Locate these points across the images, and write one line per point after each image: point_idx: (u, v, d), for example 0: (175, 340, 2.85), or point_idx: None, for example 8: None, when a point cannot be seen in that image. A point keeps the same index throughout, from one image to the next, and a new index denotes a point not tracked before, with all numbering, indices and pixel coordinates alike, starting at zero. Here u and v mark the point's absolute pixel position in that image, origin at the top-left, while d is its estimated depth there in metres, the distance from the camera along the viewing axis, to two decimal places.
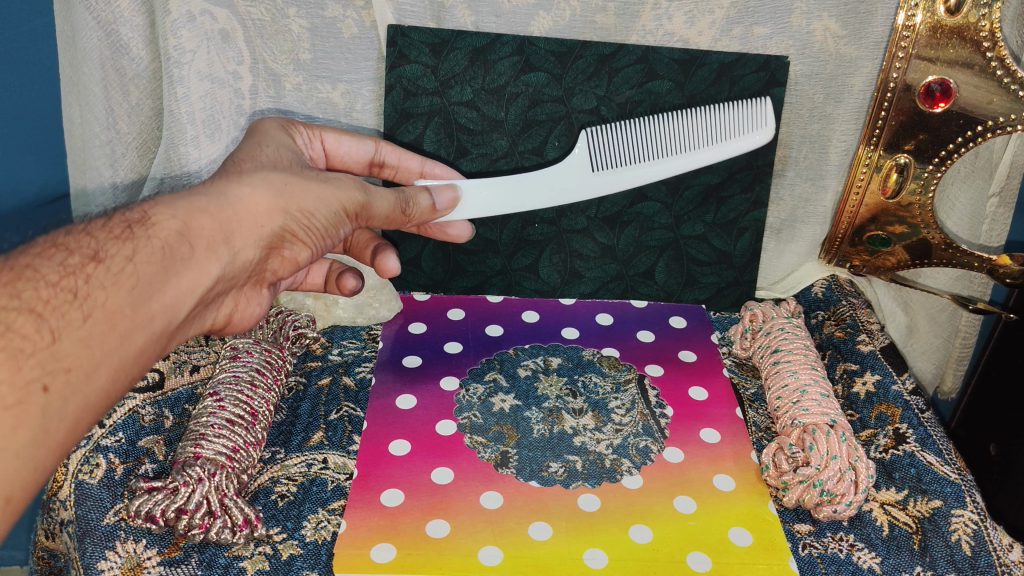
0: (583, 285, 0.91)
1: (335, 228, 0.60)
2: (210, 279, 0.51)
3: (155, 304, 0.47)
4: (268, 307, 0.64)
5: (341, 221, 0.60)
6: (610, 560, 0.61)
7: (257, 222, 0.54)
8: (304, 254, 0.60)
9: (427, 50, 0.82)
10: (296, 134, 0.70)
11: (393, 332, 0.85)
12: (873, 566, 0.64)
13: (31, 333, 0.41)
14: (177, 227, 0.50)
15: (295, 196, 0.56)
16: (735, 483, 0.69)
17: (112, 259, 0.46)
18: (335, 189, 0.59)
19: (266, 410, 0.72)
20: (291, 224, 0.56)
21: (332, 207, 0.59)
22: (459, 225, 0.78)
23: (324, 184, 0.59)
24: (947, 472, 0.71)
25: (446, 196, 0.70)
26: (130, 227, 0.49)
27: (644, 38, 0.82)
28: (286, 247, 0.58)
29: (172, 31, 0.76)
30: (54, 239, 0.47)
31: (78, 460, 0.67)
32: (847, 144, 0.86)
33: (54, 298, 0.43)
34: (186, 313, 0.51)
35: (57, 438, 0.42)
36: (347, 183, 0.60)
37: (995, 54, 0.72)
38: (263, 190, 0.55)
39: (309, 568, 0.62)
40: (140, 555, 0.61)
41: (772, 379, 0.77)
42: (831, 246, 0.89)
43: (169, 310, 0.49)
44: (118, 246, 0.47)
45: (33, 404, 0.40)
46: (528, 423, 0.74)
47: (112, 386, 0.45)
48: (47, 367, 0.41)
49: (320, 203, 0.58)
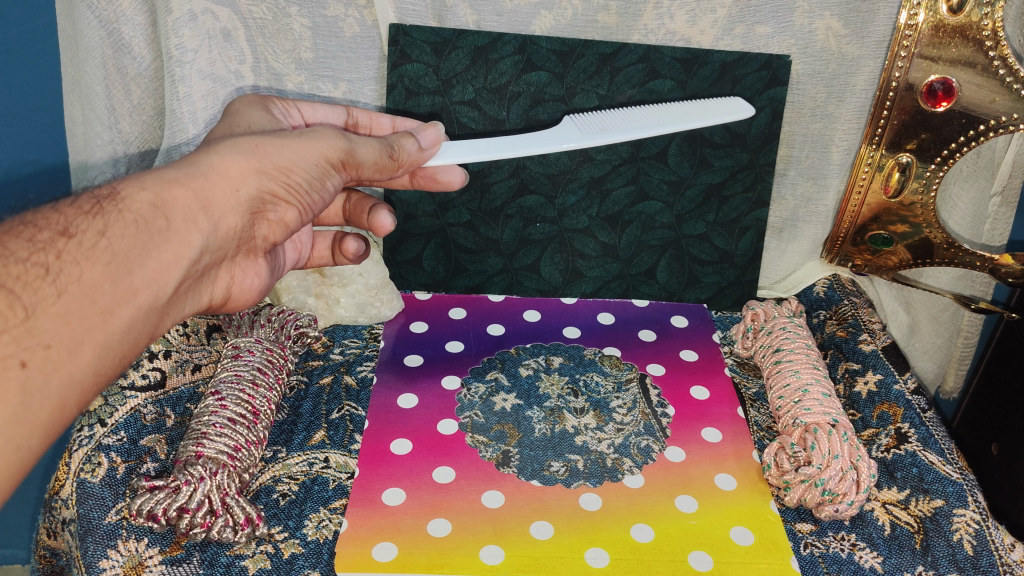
0: (585, 285, 0.91)
1: (319, 185, 0.58)
2: (193, 250, 0.50)
3: (137, 279, 0.47)
4: (268, 279, 0.62)
5: (324, 176, 0.58)
6: (611, 559, 0.61)
7: (228, 188, 0.53)
8: (291, 214, 0.58)
9: (429, 50, 0.82)
10: (272, 106, 0.68)
11: (395, 331, 0.85)
12: (875, 566, 0.64)
13: (4, 309, 0.42)
14: (149, 200, 0.49)
15: (269, 154, 0.55)
16: (736, 483, 0.69)
17: (82, 234, 0.46)
18: (311, 142, 0.57)
19: (268, 409, 0.72)
20: (269, 183, 0.54)
21: (306, 159, 0.57)
22: (451, 171, 0.73)
23: (296, 138, 0.57)
24: (949, 471, 0.71)
25: (429, 135, 0.64)
26: (99, 203, 0.48)
27: (646, 37, 0.82)
28: (270, 210, 0.56)
29: (174, 30, 0.77)
30: (22, 217, 0.47)
31: (81, 458, 0.67)
32: (849, 143, 0.86)
33: (26, 274, 0.43)
34: (173, 288, 0.50)
35: (40, 417, 0.42)
36: (324, 134, 0.58)
37: (997, 53, 0.72)
38: (233, 161, 0.53)
39: (311, 566, 0.62)
40: (141, 553, 0.61)
41: (772, 378, 0.77)
42: (834, 245, 0.90)
43: (154, 283, 0.48)
44: (88, 222, 0.47)
45: (10, 379, 0.41)
46: (529, 422, 0.74)
47: (99, 363, 0.45)
48: (23, 344, 0.42)
49: (294, 156, 0.56)
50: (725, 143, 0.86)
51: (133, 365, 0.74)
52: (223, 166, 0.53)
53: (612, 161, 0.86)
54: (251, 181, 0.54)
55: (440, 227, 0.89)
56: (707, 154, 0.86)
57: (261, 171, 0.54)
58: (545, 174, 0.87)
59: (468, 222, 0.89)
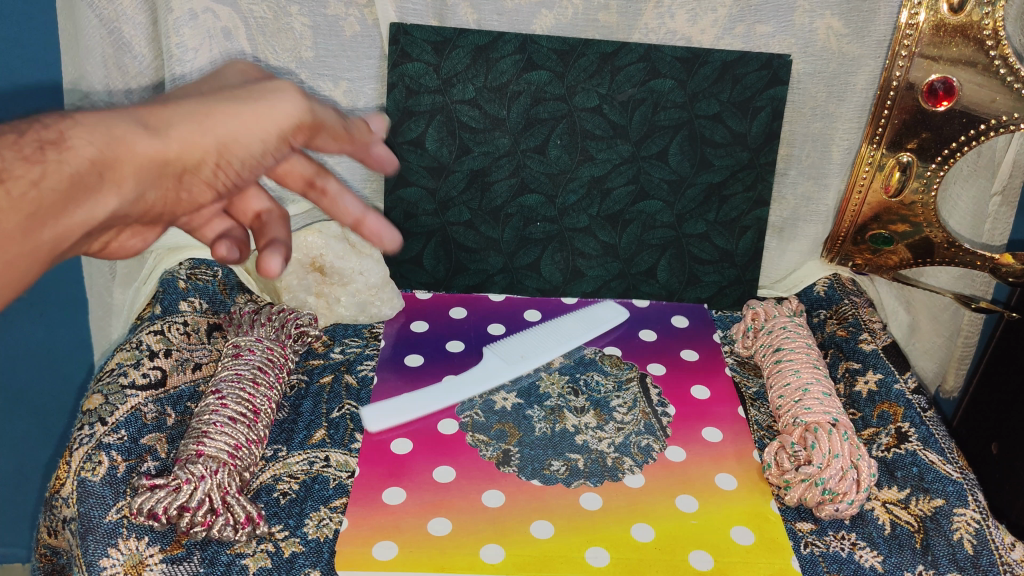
0: (585, 284, 0.91)
1: (269, 154, 0.51)
2: (106, 214, 0.45)
3: (47, 233, 0.43)
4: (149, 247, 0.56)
5: (278, 145, 0.50)
6: (611, 558, 0.61)
7: (168, 157, 0.46)
8: (214, 192, 0.51)
9: (430, 49, 0.82)
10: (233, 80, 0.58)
11: (395, 330, 0.85)
12: (876, 565, 0.64)
13: None
14: (92, 155, 0.43)
15: (218, 123, 0.47)
16: (737, 482, 0.69)
17: (14, 181, 0.41)
18: (266, 116, 0.49)
19: (269, 408, 0.72)
20: (210, 158, 0.48)
21: (257, 134, 0.49)
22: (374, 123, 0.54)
23: (252, 103, 0.49)
24: (949, 470, 0.71)
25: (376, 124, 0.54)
26: (42, 146, 0.42)
27: (647, 37, 0.82)
28: (199, 185, 0.49)
29: (175, 28, 0.77)
30: None
31: (81, 457, 0.66)
32: (850, 142, 0.86)
33: None
34: (74, 243, 0.45)
35: None
36: (284, 98, 0.50)
37: (998, 53, 0.72)
38: (178, 123, 0.46)
39: (312, 565, 0.62)
40: (142, 552, 0.61)
41: (773, 378, 0.77)
42: (835, 244, 0.89)
43: (62, 239, 0.44)
44: (25, 168, 0.41)
45: None
46: (529, 421, 0.74)
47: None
48: None
49: (246, 127, 0.48)
50: (725, 143, 0.86)
51: (134, 363, 0.73)
52: (170, 129, 0.46)
53: (612, 160, 0.86)
54: (198, 149, 0.47)
55: (441, 226, 0.89)
56: (707, 154, 0.86)
57: (204, 139, 0.47)
58: (546, 173, 0.87)
59: (468, 221, 0.89)
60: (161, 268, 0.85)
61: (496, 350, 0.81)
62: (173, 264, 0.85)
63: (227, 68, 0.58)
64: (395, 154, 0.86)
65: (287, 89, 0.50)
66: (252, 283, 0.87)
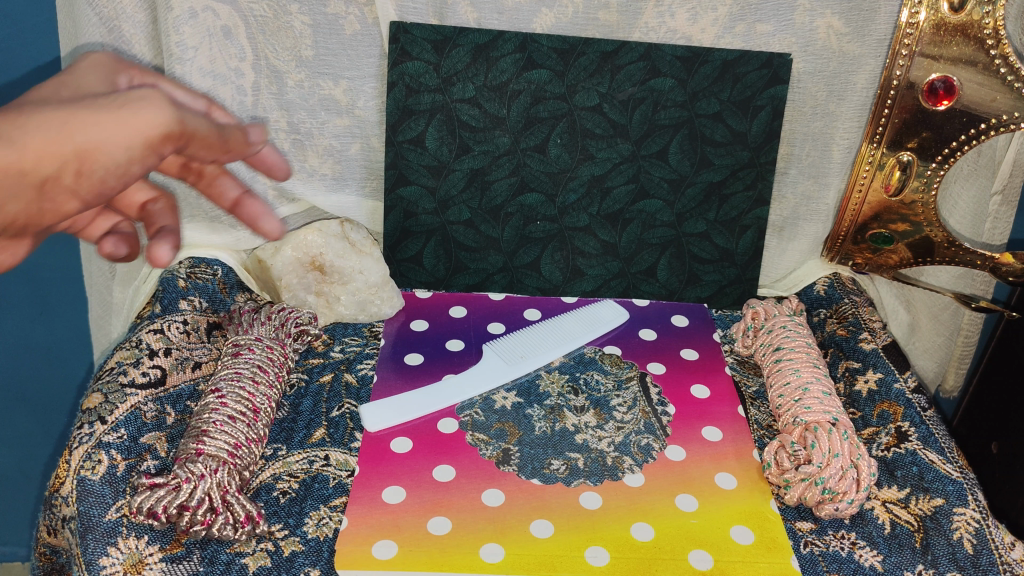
0: (585, 283, 0.91)
1: (139, 164, 0.40)
2: None
3: None
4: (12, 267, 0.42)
5: (151, 155, 0.40)
6: (612, 557, 0.61)
7: (24, 172, 0.36)
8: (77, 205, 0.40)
9: (430, 48, 0.82)
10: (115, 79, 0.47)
11: (395, 329, 0.85)
12: (875, 565, 0.64)
13: None
14: None
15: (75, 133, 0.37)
16: (737, 481, 0.69)
17: None
18: (130, 120, 0.38)
19: (268, 407, 0.72)
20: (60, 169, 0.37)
21: (118, 142, 0.38)
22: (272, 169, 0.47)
23: (115, 111, 0.38)
24: (949, 470, 0.71)
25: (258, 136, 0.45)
26: None
27: (647, 36, 0.82)
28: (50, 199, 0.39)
29: (174, 27, 0.77)
30: None
31: (81, 455, 0.66)
32: (850, 142, 0.86)
33: None
34: None
35: None
36: (150, 102, 0.39)
37: (999, 52, 0.72)
38: (32, 129, 0.36)
39: (312, 564, 0.62)
40: (142, 551, 0.61)
41: (773, 377, 0.77)
42: (835, 243, 0.90)
43: None
44: None
45: None
46: (529, 420, 0.74)
47: None
48: None
49: (108, 137, 0.38)
50: (725, 142, 0.86)
51: (133, 362, 0.73)
52: (24, 136, 0.36)
53: (613, 159, 0.86)
54: (54, 159, 0.37)
55: (441, 225, 0.89)
56: (707, 153, 0.86)
57: (62, 147, 0.37)
58: (546, 172, 0.87)
59: (468, 220, 0.88)
60: (162, 266, 0.85)
61: (496, 349, 0.81)
62: (174, 262, 0.85)
63: (77, 62, 0.46)
64: (395, 153, 0.86)
65: (155, 94, 0.40)
66: (252, 282, 0.87)
